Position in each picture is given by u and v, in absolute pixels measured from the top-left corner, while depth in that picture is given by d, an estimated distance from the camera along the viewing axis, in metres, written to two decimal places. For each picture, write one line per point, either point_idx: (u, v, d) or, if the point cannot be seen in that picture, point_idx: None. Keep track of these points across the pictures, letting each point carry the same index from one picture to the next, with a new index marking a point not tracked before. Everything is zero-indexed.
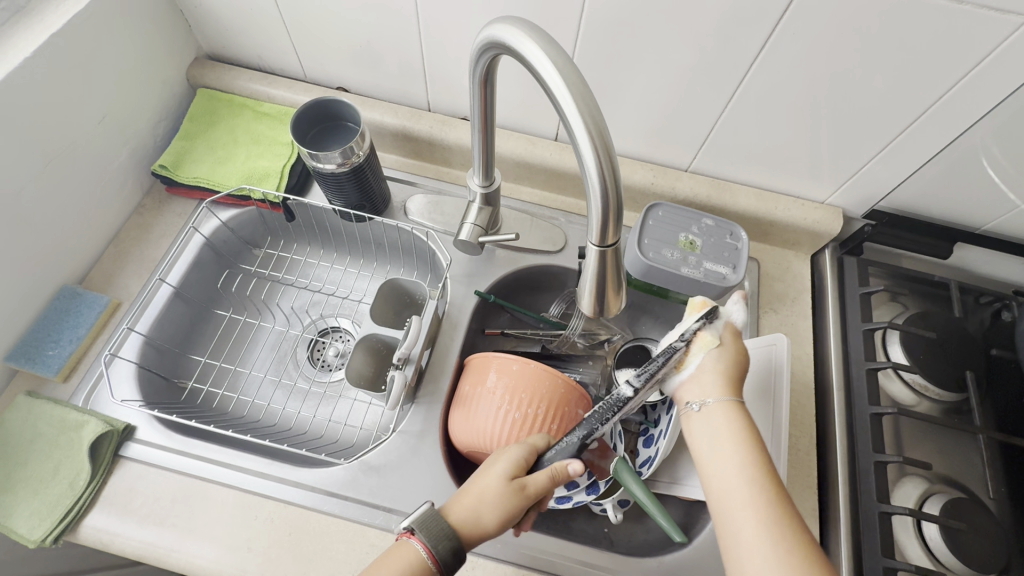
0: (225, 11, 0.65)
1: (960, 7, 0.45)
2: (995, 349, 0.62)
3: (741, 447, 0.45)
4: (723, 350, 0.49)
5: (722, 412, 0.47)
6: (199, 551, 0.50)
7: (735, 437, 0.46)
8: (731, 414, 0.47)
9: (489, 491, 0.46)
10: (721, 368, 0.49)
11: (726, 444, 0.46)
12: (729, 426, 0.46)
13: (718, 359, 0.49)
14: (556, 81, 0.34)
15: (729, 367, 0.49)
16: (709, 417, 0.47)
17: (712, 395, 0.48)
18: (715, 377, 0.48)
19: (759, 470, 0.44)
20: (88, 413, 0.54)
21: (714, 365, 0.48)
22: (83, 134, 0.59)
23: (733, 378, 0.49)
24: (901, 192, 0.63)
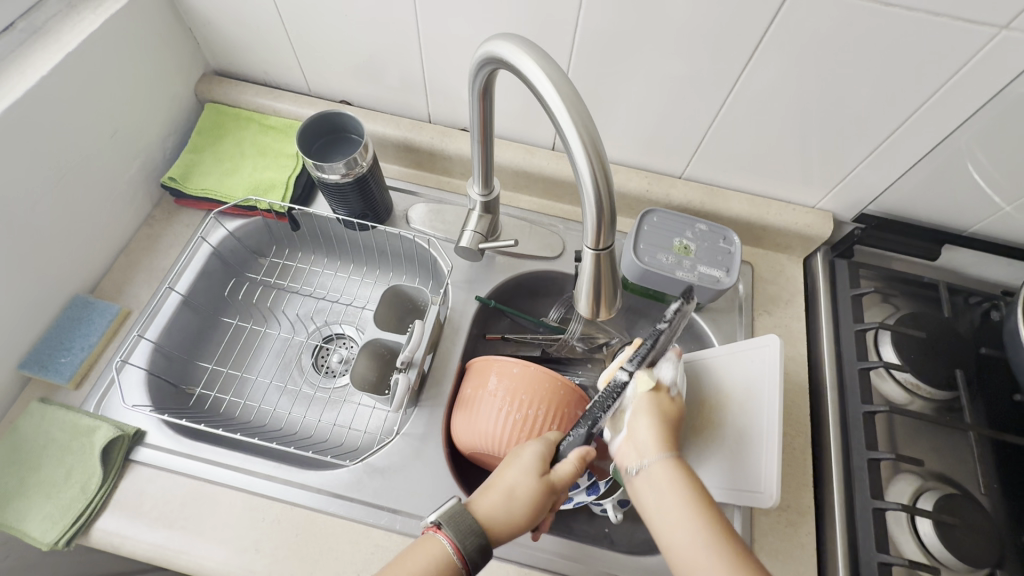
0: (233, 29, 0.68)
1: (935, 19, 0.47)
2: (984, 348, 0.63)
3: (683, 500, 0.43)
4: (652, 397, 0.49)
5: (661, 470, 0.45)
6: (208, 552, 0.51)
7: (676, 489, 0.43)
8: (671, 470, 0.45)
9: (520, 488, 0.46)
10: (651, 422, 0.47)
11: (670, 501, 0.43)
12: (671, 481, 0.44)
13: (648, 413, 0.48)
14: (551, 93, 0.36)
15: (662, 419, 0.48)
16: (650, 478, 0.45)
17: (648, 454, 0.46)
18: (648, 433, 0.47)
19: (702, 514, 0.42)
20: (100, 418, 0.56)
21: (642, 418, 0.47)
22: (95, 148, 0.61)
23: (667, 426, 0.47)
24: (888, 196, 0.65)
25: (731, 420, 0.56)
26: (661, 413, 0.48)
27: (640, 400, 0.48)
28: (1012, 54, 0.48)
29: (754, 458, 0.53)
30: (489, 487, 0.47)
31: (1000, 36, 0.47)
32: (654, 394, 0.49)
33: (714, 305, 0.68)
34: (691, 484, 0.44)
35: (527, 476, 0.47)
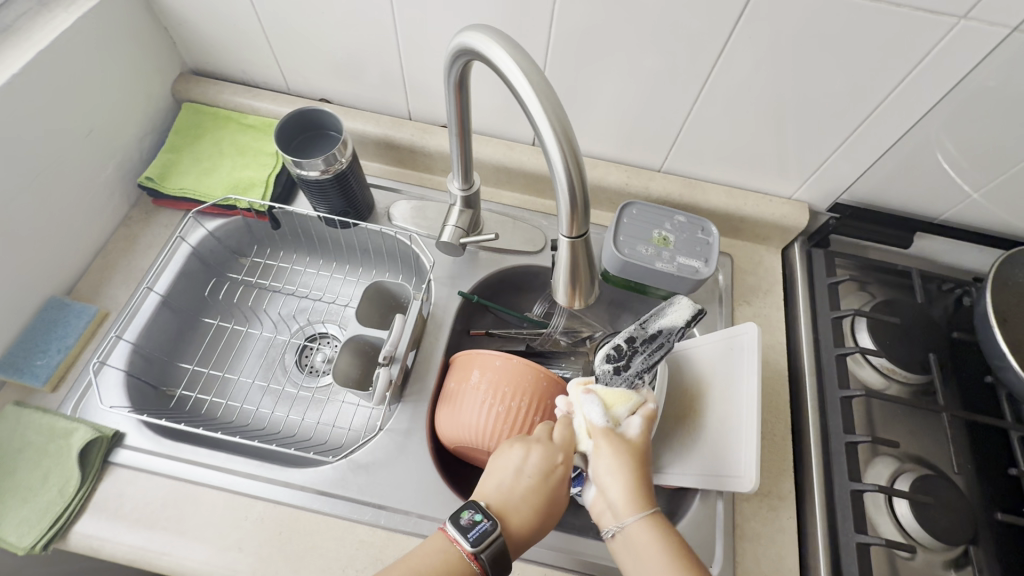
0: (209, 27, 0.67)
1: (898, 10, 0.48)
2: (956, 332, 0.64)
3: (659, 559, 0.44)
4: (614, 442, 0.49)
5: (634, 531, 0.45)
6: (190, 552, 0.51)
7: (653, 543, 0.45)
8: (646, 527, 0.45)
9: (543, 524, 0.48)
10: (614, 472, 0.48)
11: (646, 560, 0.44)
12: (644, 539, 0.45)
13: (608, 465, 0.48)
14: (522, 83, 0.36)
15: (623, 467, 0.48)
16: (626, 539, 0.46)
17: (622, 515, 0.47)
18: (616, 490, 0.47)
19: (676, 568, 0.43)
20: (77, 420, 0.55)
21: (608, 468, 0.48)
22: (69, 147, 0.60)
23: (630, 471, 0.48)
24: (861, 186, 0.67)
25: (713, 409, 0.56)
26: (621, 458, 0.48)
27: (602, 449, 0.49)
28: (973, 43, 0.49)
29: (733, 443, 0.54)
30: (522, 521, 0.47)
31: (960, 26, 0.48)
32: (606, 440, 0.49)
33: (694, 296, 0.69)
34: (664, 537, 0.45)
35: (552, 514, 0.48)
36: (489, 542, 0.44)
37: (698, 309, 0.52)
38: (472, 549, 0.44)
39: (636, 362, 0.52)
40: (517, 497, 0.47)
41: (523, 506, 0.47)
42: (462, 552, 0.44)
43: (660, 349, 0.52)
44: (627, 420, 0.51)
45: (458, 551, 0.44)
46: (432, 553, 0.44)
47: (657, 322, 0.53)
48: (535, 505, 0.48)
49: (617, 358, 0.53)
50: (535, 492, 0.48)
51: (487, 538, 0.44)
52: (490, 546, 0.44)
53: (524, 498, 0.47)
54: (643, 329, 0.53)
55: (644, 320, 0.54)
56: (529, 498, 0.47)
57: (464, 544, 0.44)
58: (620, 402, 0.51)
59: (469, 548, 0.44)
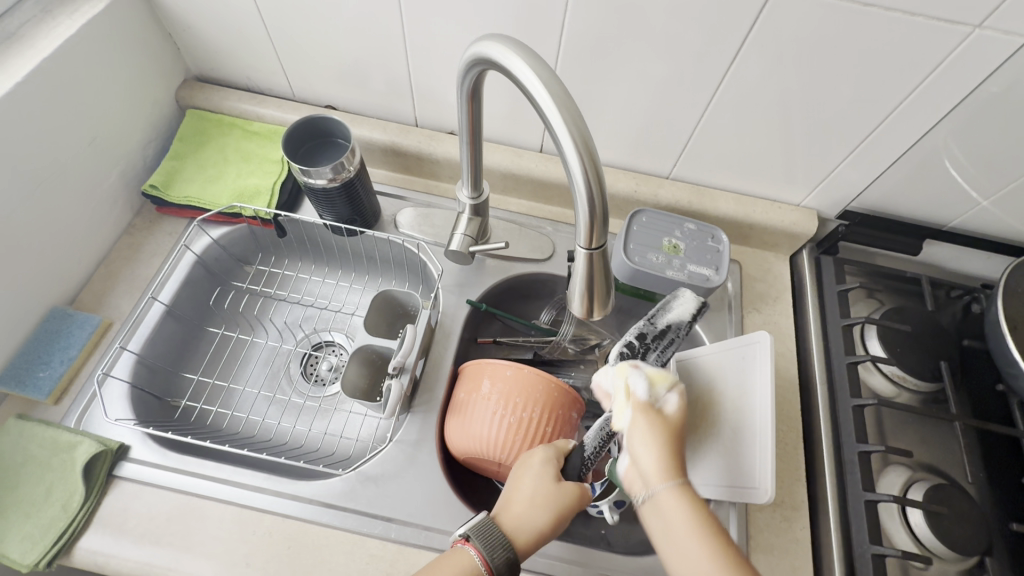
0: (215, 34, 0.67)
1: (913, 19, 0.48)
2: (966, 340, 0.64)
3: (693, 527, 0.42)
4: (650, 413, 0.47)
5: (668, 497, 0.44)
6: (197, 568, 0.50)
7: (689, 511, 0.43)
8: (680, 498, 0.43)
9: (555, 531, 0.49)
10: (649, 443, 0.46)
11: (679, 530, 0.42)
12: (678, 509, 0.43)
13: (645, 436, 0.46)
14: (541, 93, 0.35)
15: (661, 440, 0.46)
16: (657, 504, 0.44)
17: (656, 482, 0.45)
18: (652, 459, 0.45)
19: (709, 540, 0.41)
20: (81, 433, 0.54)
21: (641, 437, 0.46)
22: (73, 155, 0.59)
23: (667, 444, 0.46)
24: (870, 193, 0.67)
25: (726, 420, 0.56)
26: (658, 431, 0.46)
27: (636, 418, 0.47)
28: (987, 52, 0.49)
29: (747, 454, 0.53)
30: (533, 528, 0.47)
31: (975, 35, 0.48)
32: (645, 412, 0.47)
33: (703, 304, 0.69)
34: (697, 510, 0.43)
35: (564, 520, 0.49)
36: (501, 547, 0.45)
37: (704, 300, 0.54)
38: (486, 556, 0.44)
39: (649, 358, 0.53)
40: (528, 503, 0.48)
41: (534, 512, 0.48)
42: (478, 560, 0.44)
43: (671, 342, 0.53)
44: (665, 397, 0.49)
45: (473, 559, 0.44)
46: (449, 559, 0.44)
47: (664, 317, 0.54)
48: (546, 511, 0.48)
49: (630, 355, 0.52)
50: (546, 498, 0.48)
51: (498, 543, 0.45)
52: (502, 551, 0.45)
53: (535, 503, 0.48)
54: (654, 325, 0.53)
55: (651, 315, 0.54)
56: (539, 503, 0.48)
57: (478, 549, 0.44)
58: (661, 381, 0.49)
59: (484, 554, 0.44)
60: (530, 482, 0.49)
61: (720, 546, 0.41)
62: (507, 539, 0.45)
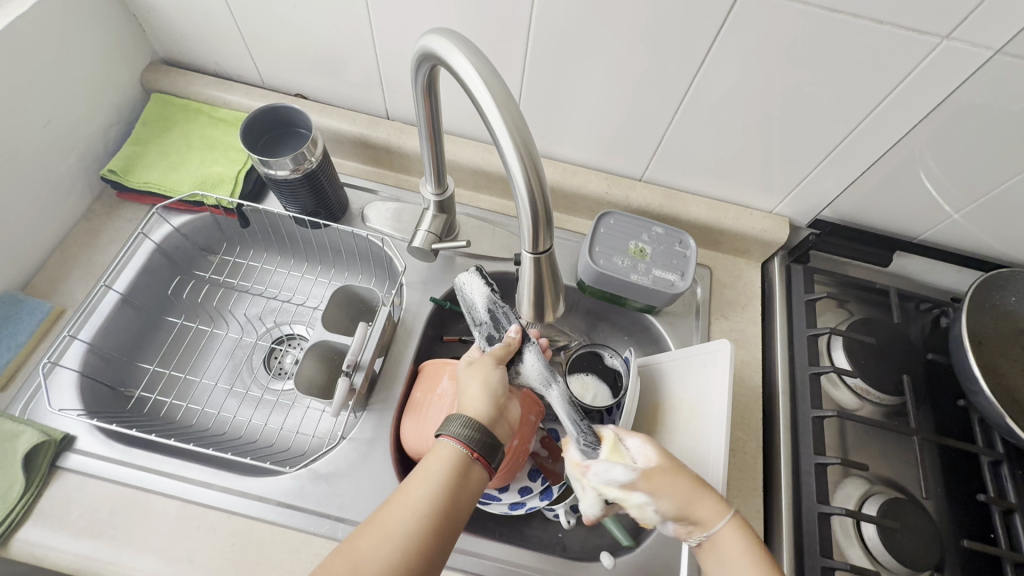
0: (178, 16, 0.65)
1: (882, 27, 0.47)
2: (931, 353, 0.64)
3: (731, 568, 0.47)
4: (650, 478, 0.48)
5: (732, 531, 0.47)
6: (137, 563, 0.49)
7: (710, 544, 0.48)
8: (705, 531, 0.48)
9: (505, 397, 0.51)
10: (671, 502, 0.47)
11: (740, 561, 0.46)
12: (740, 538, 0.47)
13: (666, 502, 0.47)
14: (481, 91, 0.34)
15: (680, 491, 0.48)
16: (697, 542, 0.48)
17: (713, 526, 0.47)
18: (688, 512, 0.47)
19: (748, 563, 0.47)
20: (25, 422, 0.53)
21: (663, 503, 0.47)
22: (27, 137, 0.58)
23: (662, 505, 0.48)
24: (842, 202, 0.66)
25: (684, 424, 0.56)
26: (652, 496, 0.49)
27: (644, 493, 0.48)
28: (956, 63, 0.48)
29: (699, 463, 0.52)
30: (480, 401, 0.49)
31: (944, 46, 0.47)
32: (648, 484, 0.48)
33: (670, 309, 0.68)
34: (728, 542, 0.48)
35: (500, 381, 0.51)
36: (463, 421, 0.47)
37: (476, 268, 0.56)
38: (453, 436, 0.46)
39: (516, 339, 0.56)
40: (465, 393, 0.50)
41: (473, 392, 0.50)
42: (451, 444, 0.46)
43: (501, 314, 0.56)
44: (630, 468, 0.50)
45: (449, 448, 0.46)
46: (430, 460, 0.45)
47: (474, 307, 0.56)
48: (482, 384, 0.50)
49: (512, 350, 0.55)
50: (477, 375, 0.51)
51: (457, 419, 0.47)
52: (465, 423, 0.46)
53: (471, 387, 0.50)
54: (479, 322, 0.55)
55: (472, 322, 0.56)
56: (474, 382, 0.51)
57: (446, 438, 0.46)
58: (618, 448, 0.50)
59: (450, 438, 0.46)
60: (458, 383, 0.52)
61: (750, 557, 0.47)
62: (465, 415, 0.47)
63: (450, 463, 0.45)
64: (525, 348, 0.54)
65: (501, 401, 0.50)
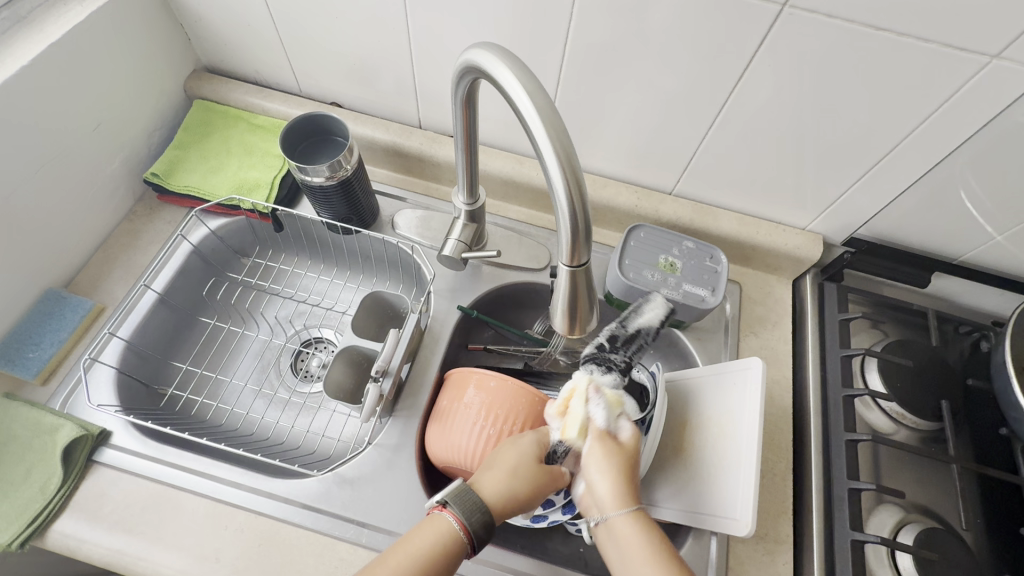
0: (223, 26, 0.67)
1: (928, 46, 0.46)
2: (971, 379, 0.62)
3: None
4: (603, 436, 0.49)
5: (626, 524, 0.46)
6: (167, 560, 0.50)
7: (642, 553, 0.44)
8: (632, 524, 0.46)
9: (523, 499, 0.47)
10: (602, 466, 0.48)
11: (631, 551, 0.45)
12: (633, 536, 0.45)
13: (600, 466, 0.48)
14: (525, 105, 0.34)
15: (615, 470, 0.48)
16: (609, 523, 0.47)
17: (614, 510, 0.47)
18: (606, 489, 0.47)
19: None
20: (64, 416, 0.54)
21: (593, 459, 0.48)
22: (76, 141, 0.60)
23: (618, 476, 0.47)
24: (879, 221, 0.64)
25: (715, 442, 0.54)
26: (610, 458, 0.48)
27: (594, 436, 0.49)
28: (1005, 83, 0.47)
29: (726, 483, 0.52)
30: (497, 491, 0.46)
31: (992, 65, 0.46)
32: (600, 443, 0.49)
33: (698, 324, 0.67)
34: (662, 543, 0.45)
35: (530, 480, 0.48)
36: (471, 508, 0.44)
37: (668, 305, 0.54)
38: (462, 519, 0.44)
39: (618, 359, 0.51)
40: (494, 471, 0.48)
41: (499, 475, 0.47)
42: (454, 522, 0.44)
43: (641, 342, 0.53)
44: (619, 422, 0.50)
45: (450, 524, 0.44)
46: (425, 526, 0.44)
47: (635, 321, 0.54)
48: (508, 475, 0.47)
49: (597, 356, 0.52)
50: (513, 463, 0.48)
51: (469, 504, 0.44)
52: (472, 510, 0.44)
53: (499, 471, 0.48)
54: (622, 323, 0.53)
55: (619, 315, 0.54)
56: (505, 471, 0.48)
57: (452, 513, 0.44)
58: (617, 404, 0.50)
59: (455, 516, 0.44)
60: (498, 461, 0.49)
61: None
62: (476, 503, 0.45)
63: (444, 542, 0.43)
64: (614, 371, 0.51)
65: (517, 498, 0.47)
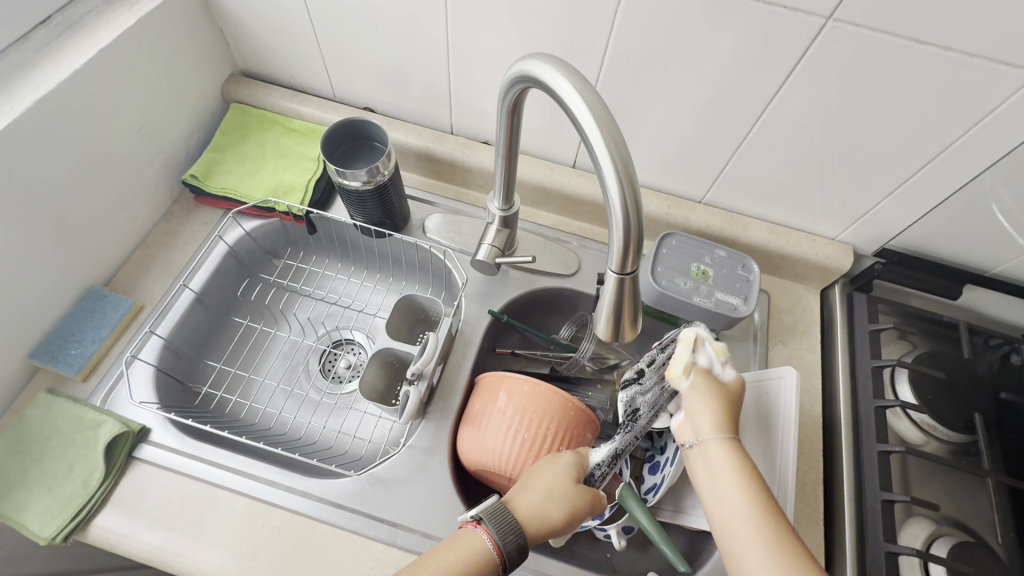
0: (263, 32, 0.68)
1: (971, 60, 0.47)
2: (1003, 392, 0.62)
3: (751, 508, 0.43)
4: (706, 376, 0.50)
5: (721, 452, 0.46)
6: (205, 557, 0.51)
7: (735, 479, 0.44)
8: (726, 450, 0.46)
9: (559, 520, 0.47)
10: (703, 401, 0.49)
11: (726, 479, 0.45)
12: (727, 464, 0.46)
13: (700, 399, 0.49)
14: (584, 115, 0.35)
15: (716, 405, 0.48)
16: (705, 452, 0.47)
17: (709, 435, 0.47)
18: (705, 419, 0.48)
19: (777, 521, 0.42)
20: (106, 413, 0.55)
21: (695, 395, 0.49)
22: (120, 143, 0.61)
23: (719, 413, 0.48)
24: (911, 233, 0.65)
25: (751, 447, 0.54)
26: (712, 396, 0.49)
27: (696, 376, 0.50)
28: None
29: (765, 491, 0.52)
30: (532, 510, 0.47)
31: None
32: (703, 382, 0.49)
33: (727, 332, 0.68)
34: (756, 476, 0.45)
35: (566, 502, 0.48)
36: (506, 525, 0.44)
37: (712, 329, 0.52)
38: (495, 537, 0.44)
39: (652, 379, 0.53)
40: (532, 488, 0.49)
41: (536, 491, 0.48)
42: (487, 540, 0.44)
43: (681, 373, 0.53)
44: (725, 369, 0.50)
45: (484, 541, 0.44)
46: (459, 540, 0.44)
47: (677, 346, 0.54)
48: (545, 494, 0.48)
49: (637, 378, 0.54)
50: (551, 482, 0.49)
51: (505, 520, 0.45)
52: (508, 527, 0.44)
53: (537, 486, 0.49)
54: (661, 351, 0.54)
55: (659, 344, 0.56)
56: (542, 489, 0.48)
57: (488, 529, 0.44)
58: (723, 352, 0.50)
59: (491, 532, 0.44)
60: (536, 480, 0.50)
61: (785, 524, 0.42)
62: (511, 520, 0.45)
63: (478, 559, 0.43)
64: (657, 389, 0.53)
65: (552, 518, 0.47)
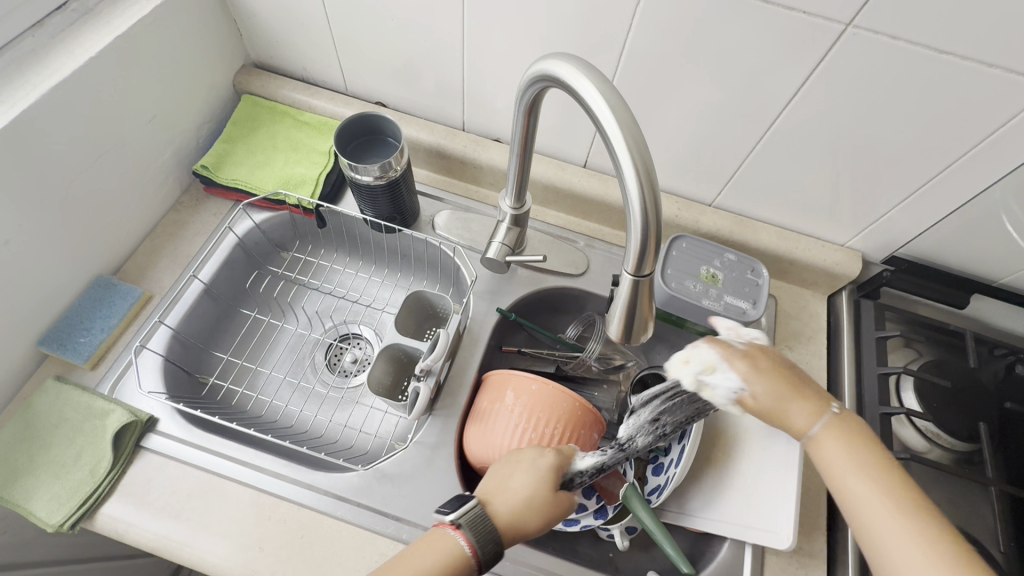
0: (278, 23, 0.68)
1: (990, 70, 0.47)
2: (1007, 402, 0.62)
3: (884, 495, 0.42)
4: (749, 380, 0.47)
5: (835, 438, 0.46)
6: (211, 547, 0.51)
7: (858, 469, 0.44)
8: (836, 435, 0.46)
9: (534, 524, 0.47)
10: (772, 399, 0.47)
11: (848, 467, 0.45)
12: (843, 447, 0.46)
13: (768, 401, 0.47)
14: (606, 116, 0.35)
15: (779, 396, 0.47)
16: (821, 441, 0.47)
17: (812, 424, 0.47)
18: (796, 414, 0.47)
19: (912, 500, 0.42)
20: (114, 401, 0.55)
21: (765, 407, 0.47)
22: (132, 132, 0.61)
23: (784, 396, 0.47)
24: (920, 242, 0.65)
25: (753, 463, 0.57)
26: (771, 390, 0.47)
27: (743, 396, 0.48)
28: None
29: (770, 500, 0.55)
30: (510, 515, 0.46)
31: None
32: (750, 395, 0.47)
33: None
34: (882, 453, 0.45)
35: (544, 507, 0.47)
36: (484, 531, 0.44)
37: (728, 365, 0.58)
38: (475, 543, 0.43)
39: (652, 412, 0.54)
40: (512, 492, 0.47)
41: (516, 496, 0.47)
42: (466, 546, 0.43)
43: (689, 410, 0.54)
44: (723, 370, 0.48)
45: (461, 546, 0.43)
46: (435, 541, 0.43)
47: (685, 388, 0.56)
48: (523, 500, 0.47)
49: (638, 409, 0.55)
50: (531, 486, 0.48)
51: (483, 525, 0.44)
52: (486, 534, 0.44)
53: (516, 490, 0.47)
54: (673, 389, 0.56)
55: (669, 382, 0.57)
56: (521, 493, 0.47)
57: (467, 535, 0.44)
58: (712, 367, 0.48)
59: (471, 539, 0.43)
60: (514, 482, 0.48)
61: (921, 495, 0.42)
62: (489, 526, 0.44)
63: (455, 563, 0.42)
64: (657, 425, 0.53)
65: (528, 523, 0.47)
